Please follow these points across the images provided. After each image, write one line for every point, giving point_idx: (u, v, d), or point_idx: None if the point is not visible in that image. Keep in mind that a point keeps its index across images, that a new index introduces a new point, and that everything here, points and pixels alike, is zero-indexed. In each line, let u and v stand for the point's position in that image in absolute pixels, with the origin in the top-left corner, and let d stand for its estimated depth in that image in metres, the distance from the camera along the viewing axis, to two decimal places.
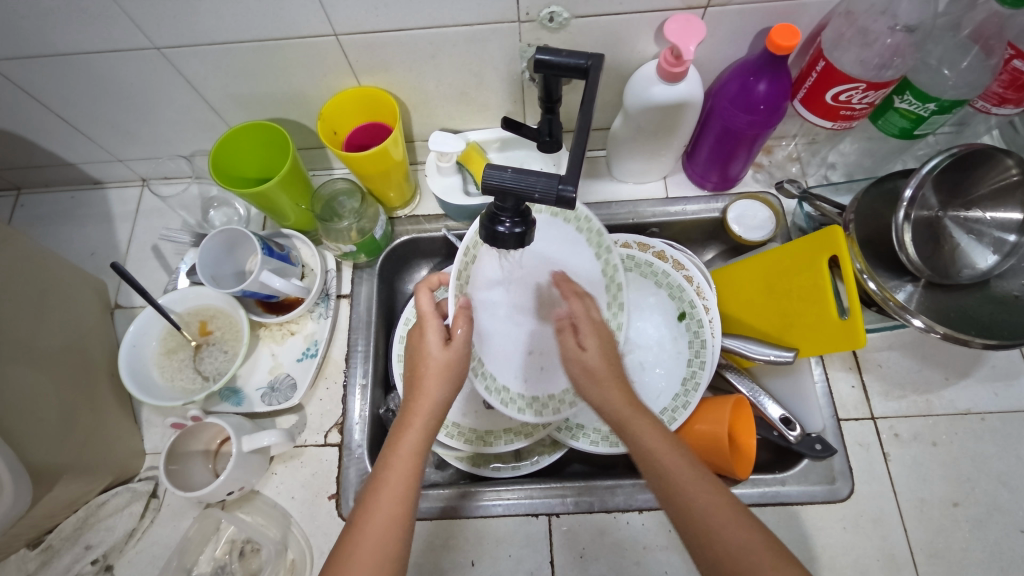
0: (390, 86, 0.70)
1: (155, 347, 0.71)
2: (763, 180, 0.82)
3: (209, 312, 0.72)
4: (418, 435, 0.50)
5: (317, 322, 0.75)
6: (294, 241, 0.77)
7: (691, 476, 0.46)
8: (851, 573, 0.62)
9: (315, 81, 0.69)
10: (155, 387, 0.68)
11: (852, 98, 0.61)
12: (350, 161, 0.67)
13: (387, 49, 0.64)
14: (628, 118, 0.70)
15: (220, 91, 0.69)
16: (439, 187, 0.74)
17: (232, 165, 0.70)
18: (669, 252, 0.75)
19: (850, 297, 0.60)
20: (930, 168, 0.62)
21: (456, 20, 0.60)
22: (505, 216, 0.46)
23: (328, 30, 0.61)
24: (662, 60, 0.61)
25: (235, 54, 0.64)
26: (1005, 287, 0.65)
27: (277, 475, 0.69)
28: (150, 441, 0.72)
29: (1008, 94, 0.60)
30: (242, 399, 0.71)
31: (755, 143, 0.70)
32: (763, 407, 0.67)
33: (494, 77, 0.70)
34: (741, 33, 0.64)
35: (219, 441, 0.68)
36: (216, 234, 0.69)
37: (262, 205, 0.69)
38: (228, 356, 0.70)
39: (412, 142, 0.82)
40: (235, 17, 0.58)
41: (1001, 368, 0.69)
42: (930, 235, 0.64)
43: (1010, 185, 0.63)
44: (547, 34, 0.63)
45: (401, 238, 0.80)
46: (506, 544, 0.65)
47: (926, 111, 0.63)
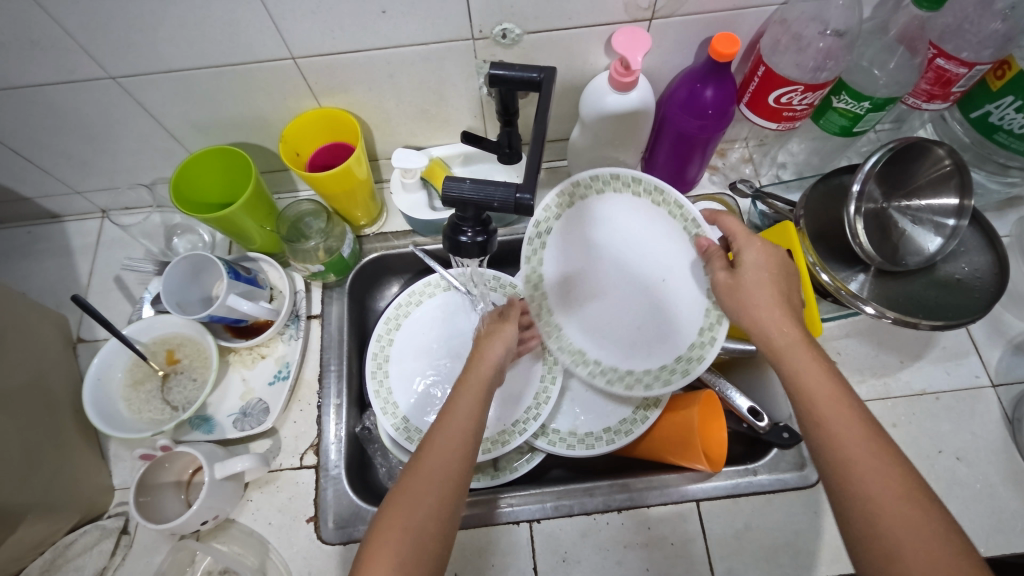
0: (351, 106, 0.71)
1: (121, 379, 0.69)
2: (719, 182, 0.85)
3: (175, 340, 0.71)
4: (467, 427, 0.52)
5: (288, 344, 0.75)
6: (261, 263, 0.77)
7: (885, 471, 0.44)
8: (825, 556, 0.64)
9: (276, 105, 0.69)
10: (121, 420, 0.67)
11: (793, 99, 0.65)
12: (314, 182, 0.68)
13: (345, 70, 0.65)
14: (585, 127, 0.72)
15: (179, 118, 0.69)
16: (405, 204, 0.76)
17: (193, 191, 0.69)
18: None
19: (806, 290, 0.63)
20: (873, 164, 0.65)
21: (412, 40, 0.62)
22: (466, 226, 0.48)
23: (285, 53, 0.62)
24: (612, 71, 0.63)
25: (193, 80, 0.64)
26: (948, 270, 0.68)
27: (253, 502, 0.68)
28: (118, 476, 0.70)
29: (935, 90, 0.66)
30: (214, 426, 0.70)
31: (708, 146, 0.73)
32: (731, 400, 0.68)
33: (453, 94, 0.71)
34: (685, 43, 0.67)
35: (191, 471, 0.67)
36: (181, 260, 0.68)
37: (228, 229, 0.69)
38: (198, 383, 0.70)
39: (376, 160, 0.83)
40: (191, 44, 0.59)
41: (950, 349, 0.73)
42: (879, 226, 0.68)
43: (945, 174, 0.67)
44: (501, 50, 0.65)
45: (370, 256, 0.81)
46: (489, 554, 0.65)
47: (861, 109, 0.66)
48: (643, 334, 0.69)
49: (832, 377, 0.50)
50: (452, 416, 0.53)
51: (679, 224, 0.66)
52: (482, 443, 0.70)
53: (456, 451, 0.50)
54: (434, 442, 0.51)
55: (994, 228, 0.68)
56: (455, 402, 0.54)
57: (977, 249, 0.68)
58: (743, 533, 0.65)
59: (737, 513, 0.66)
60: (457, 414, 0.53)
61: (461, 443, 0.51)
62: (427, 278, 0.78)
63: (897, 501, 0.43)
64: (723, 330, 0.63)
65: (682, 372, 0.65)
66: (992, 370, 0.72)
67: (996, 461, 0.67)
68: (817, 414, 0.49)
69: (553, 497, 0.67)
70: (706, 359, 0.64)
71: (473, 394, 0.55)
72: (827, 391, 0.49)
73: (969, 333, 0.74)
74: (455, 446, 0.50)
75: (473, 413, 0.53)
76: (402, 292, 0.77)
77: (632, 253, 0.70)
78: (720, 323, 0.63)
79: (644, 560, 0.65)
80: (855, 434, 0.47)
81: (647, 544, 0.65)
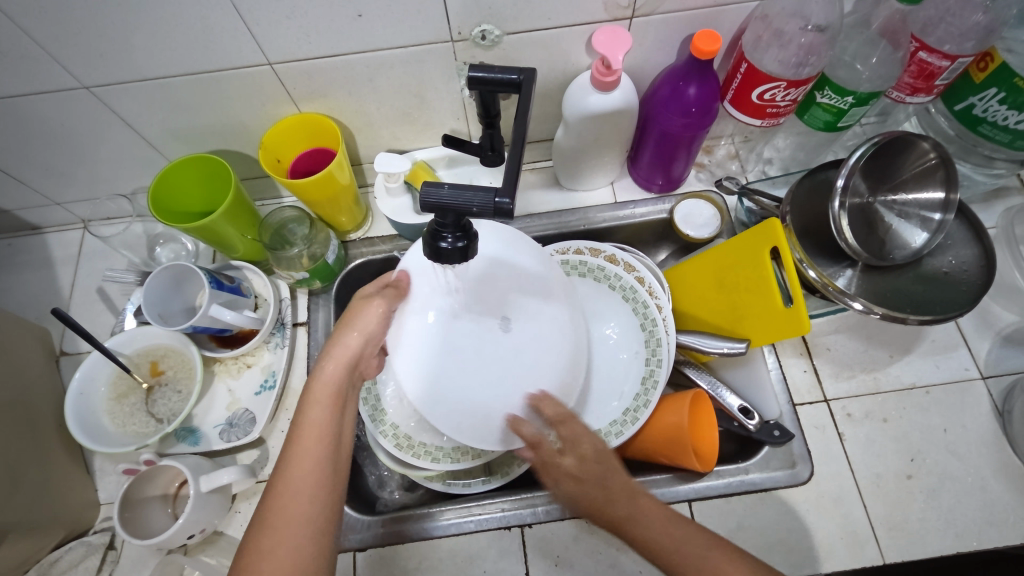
0: (331, 111, 0.70)
1: (104, 393, 0.68)
2: (705, 179, 0.84)
3: (159, 352, 0.70)
4: (317, 451, 0.50)
5: (274, 352, 0.74)
6: (245, 272, 0.76)
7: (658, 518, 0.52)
8: (817, 553, 0.64)
9: (255, 112, 0.68)
10: (105, 434, 0.66)
11: (776, 95, 0.64)
12: (295, 188, 0.67)
13: (324, 75, 0.64)
14: (569, 128, 0.71)
15: (157, 127, 0.68)
16: (389, 209, 0.75)
17: (174, 201, 0.68)
18: (620, 255, 0.76)
19: (793, 286, 0.62)
20: (858, 158, 0.65)
21: (390, 43, 0.61)
22: (447, 232, 0.48)
23: (261, 59, 0.61)
24: (594, 70, 0.63)
25: (169, 88, 0.63)
26: (935, 264, 0.68)
27: (241, 513, 0.67)
28: (104, 491, 0.70)
29: (919, 83, 0.65)
30: (200, 438, 0.69)
31: (693, 144, 0.73)
32: (722, 399, 0.69)
33: (434, 97, 0.70)
34: (667, 41, 0.66)
35: (178, 484, 0.66)
36: (162, 270, 0.67)
37: (209, 238, 0.68)
38: (183, 395, 0.69)
39: (359, 164, 0.82)
40: (165, 52, 0.58)
41: (940, 342, 0.73)
42: (864, 221, 0.67)
43: (930, 167, 0.66)
44: (481, 51, 0.64)
45: (356, 261, 0.80)
46: (481, 561, 0.65)
47: (845, 104, 0.66)
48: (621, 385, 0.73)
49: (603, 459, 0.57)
50: (302, 445, 0.50)
51: (618, 290, 0.76)
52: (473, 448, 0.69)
53: (310, 486, 0.48)
54: (297, 456, 0.49)
55: (980, 221, 0.68)
56: (299, 429, 0.51)
57: (963, 242, 0.68)
58: (736, 532, 0.65)
59: (730, 513, 0.66)
60: (308, 443, 0.50)
61: (315, 473, 0.49)
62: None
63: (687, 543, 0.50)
64: (666, 352, 0.71)
65: (649, 399, 0.70)
66: (981, 363, 0.72)
67: (985, 454, 0.67)
68: (593, 491, 0.54)
69: (544, 501, 0.67)
70: (659, 389, 0.69)
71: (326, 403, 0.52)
72: (589, 469, 0.56)
73: (958, 325, 0.74)
74: (310, 479, 0.48)
75: (322, 437, 0.50)
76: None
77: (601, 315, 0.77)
78: (659, 364, 0.71)
79: (637, 562, 0.64)
80: (643, 505, 0.53)
81: None
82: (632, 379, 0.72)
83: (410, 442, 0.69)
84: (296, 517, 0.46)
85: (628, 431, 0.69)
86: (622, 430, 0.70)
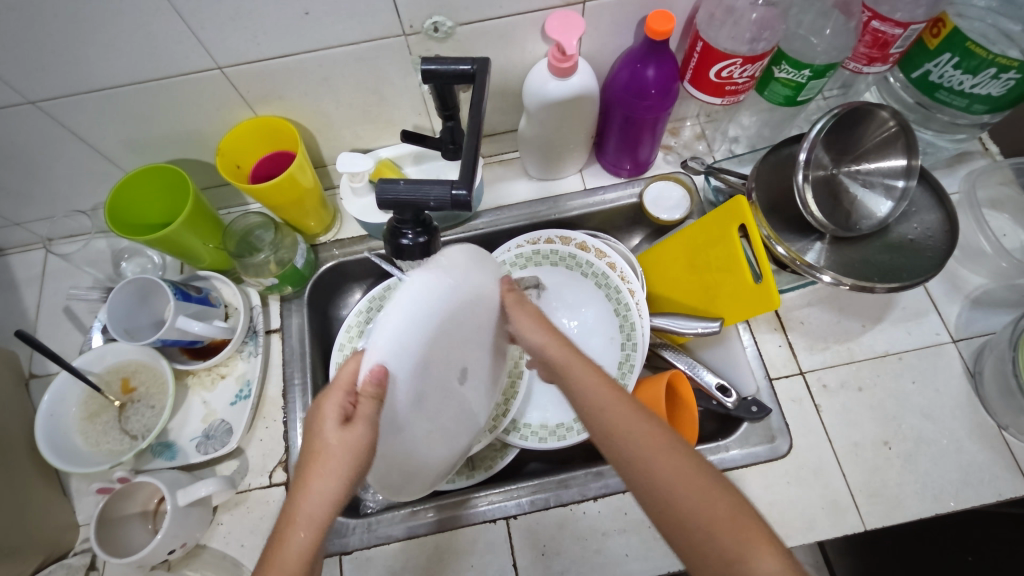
0: (288, 113, 0.69)
1: (75, 414, 0.67)
2: (674, 161, 0.84)
3: (130, 368, 0.69)
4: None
5: (248, 361, 0.73)
6: (213, 281, 0.75)
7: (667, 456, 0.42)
8: (800, 525, 0.64)
9: (211, 118, 0.67)
10: (78, 455, 0.65)
11: (733, 73, 0.64)
12: (256, 194, 0.66)
13: (277, 76, 0.63)
14: (531, 117, 0.71)
15: (111, 139, 0.67)
16: (356, 209, 0.74)
17: (134, 213, 0.67)
18: (590, 242, 0.76)
19: (760, 262, 0.63)
20: (818, 131, 0.66)
21: (340, 40, 0.60)
22: (406, 228, 0.47)
23: (210, 64, 0.60)
24: (550, 57, 0.63)
25: (118, 98, 0.62)
26: (901, 232, 0.69)
27: (224, 525, 0.66)
28: (83, 512, 0.68)
29: (874, 53, 0.65)
30: (177, 452, 0.68)
31: (656, 126, 0.72)
32: (701, 378, 0.70)
33: (393, 93, 0.70)
34: (622, 24, 0.66)
35: (157, 500, 0.65)
36: (125, 284, 0.66)
37: (172, 249, 0.67)
38: (156, 410, 0.68)
39: (324, 167, 0.81)
40: (109, 61, 0.57)
41: (910, 309, 0.74)
42: (829, 192, 0.68)
43: (891, 136, 0.67)
44: (436, 44, 0.64)
45: (327, 264, 0.79)
46: (468, 555, 0.65)
47: (803, 78, 0.66)
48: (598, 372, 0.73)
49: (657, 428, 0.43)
50: None
51: (591, 277, 0.76)
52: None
53: None
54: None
55: (942, 186, 0.69)
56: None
57: (928, 208, 0.69)
58: None
59: None
60: None
61: None
62: (387, 283, 0.77)
63: (694, 496, 0.40)
64: (641, 336, 0.71)
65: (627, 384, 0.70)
66: (952, 326, 0.73)
67: (960, 416, 0.68)
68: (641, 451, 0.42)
69: (529, 491, 0.67)
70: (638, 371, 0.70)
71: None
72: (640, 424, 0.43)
73: (927, 291, 0.74)
74: None
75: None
76: (362, 299, 0.76)
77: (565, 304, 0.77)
78: (635, 350, 0.71)
79: (623, 545, 0.64)
80: (690, 477, 0.41)
81: (625, 529, 0.65)
82: (609, 366, 0.72)
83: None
84: None
85: None
86: None
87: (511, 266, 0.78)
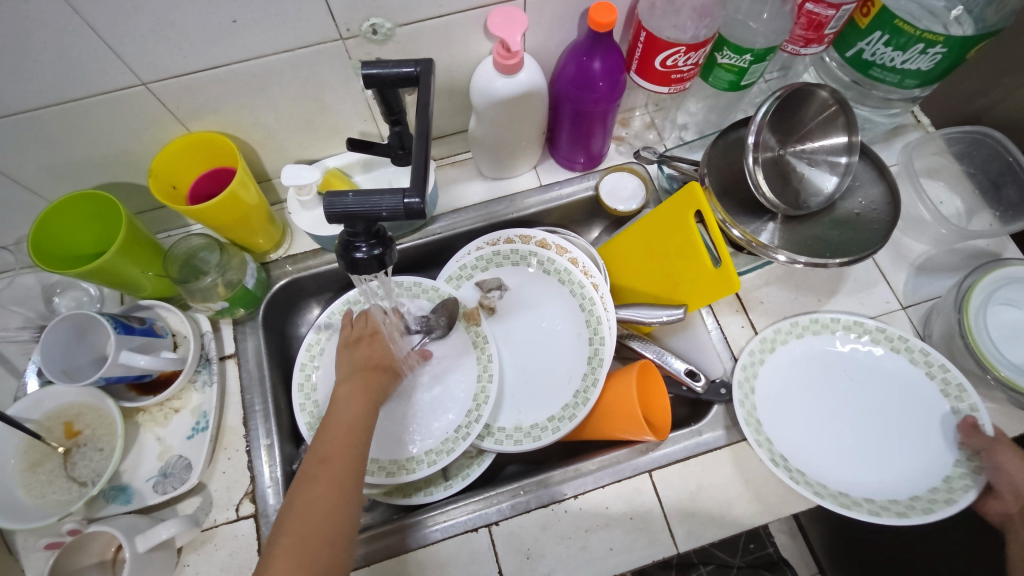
0: (226, 127, 0.66)
1: (14, 466, 0.62)
2: (626, 152, 0.85)
3: (72, 411, 0.65)
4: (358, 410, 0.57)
5: (202, 392, 0.69)
6: (158, 310, 0.70)
7: None
8: (776, 500, 0.65)
9: (139, 137, 0.63)
10: (20, 510, 0.60)
11: (678, 61, 0.64)
12: (198, 215, 0.62)
13: (208, 89, 0.60)
14: (481, 116, 0.69)
15: (28, 166, 0.62)
16: (306, 222, 0.71)
17: (61, 243, 0.62)
18: (550, 238, 0.75)
19: (719, 246, 0.64)
20: (764, 113, 0.67)
21: (274, 47, 0.57)
22: (360, 241, 0.46)
23: (134, 80, 0.56)
24: (495, 54, 0.61)
25: (33, 122, 0.57)
26: (847, 207, 0.71)
27: (191, 566, 0.63)
28: (33, 570, 0.63)
29: (810, 34, 0.67)
30: (133, 495, 0.64)
31: (607, 118, 0.72)
32: (669, 365, 0.70)
33: (336, 100, 0.67)
34: (565, 17, 0.65)
35: (115, 548, 0.61)
36: (58, 322, 0.62)
37: (109, 280, 0.62)
38: (106, 453, 0.63)
39: (269, 180, 0.77)
40: (18, 83, 0.52)
41: (861, 280, 0.76)
42: (778, 173, 0.69)
43: (831, 114, 0.69)
44: (376, 47, 0.61)
45: (280, 282, 0.76)
46: (451, 568, 0.63)
47: (745, 63, 0.67)
48: (569, 371, 0.72)
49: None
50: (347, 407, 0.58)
51: (554, 274, 0.75)
52: (428, 456, 0.67)
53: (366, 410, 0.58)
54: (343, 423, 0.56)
55: (882, 159, 0.71)
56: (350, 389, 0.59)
57: (870, 182, 0.71)
58: (696, 494, 0.66)
59: (689, 475, 0.67)
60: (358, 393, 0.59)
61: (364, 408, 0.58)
62: (345, 296, 0.74)
63: None
64: (608, 329, 0.70)
65: (597, 379, 0.69)
66: (900, 294, 0.76)
67: None
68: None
69: (508, 496, 0.66)
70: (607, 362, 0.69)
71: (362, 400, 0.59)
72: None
73: (876, 262, 0.77)
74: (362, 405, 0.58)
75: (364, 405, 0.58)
76: (321, 315, 0.73)
77: (530, 304, 0.76)
78: (603, 344, 0.70)
79: (606, 540, 0.64)
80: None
81: (606, 523, 0.65)
82: (579, 362, 0.72)
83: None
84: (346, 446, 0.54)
85: (579, 413, 0.68)
86: (576, 414, 0.68)
87: (473, 269, 0.77)
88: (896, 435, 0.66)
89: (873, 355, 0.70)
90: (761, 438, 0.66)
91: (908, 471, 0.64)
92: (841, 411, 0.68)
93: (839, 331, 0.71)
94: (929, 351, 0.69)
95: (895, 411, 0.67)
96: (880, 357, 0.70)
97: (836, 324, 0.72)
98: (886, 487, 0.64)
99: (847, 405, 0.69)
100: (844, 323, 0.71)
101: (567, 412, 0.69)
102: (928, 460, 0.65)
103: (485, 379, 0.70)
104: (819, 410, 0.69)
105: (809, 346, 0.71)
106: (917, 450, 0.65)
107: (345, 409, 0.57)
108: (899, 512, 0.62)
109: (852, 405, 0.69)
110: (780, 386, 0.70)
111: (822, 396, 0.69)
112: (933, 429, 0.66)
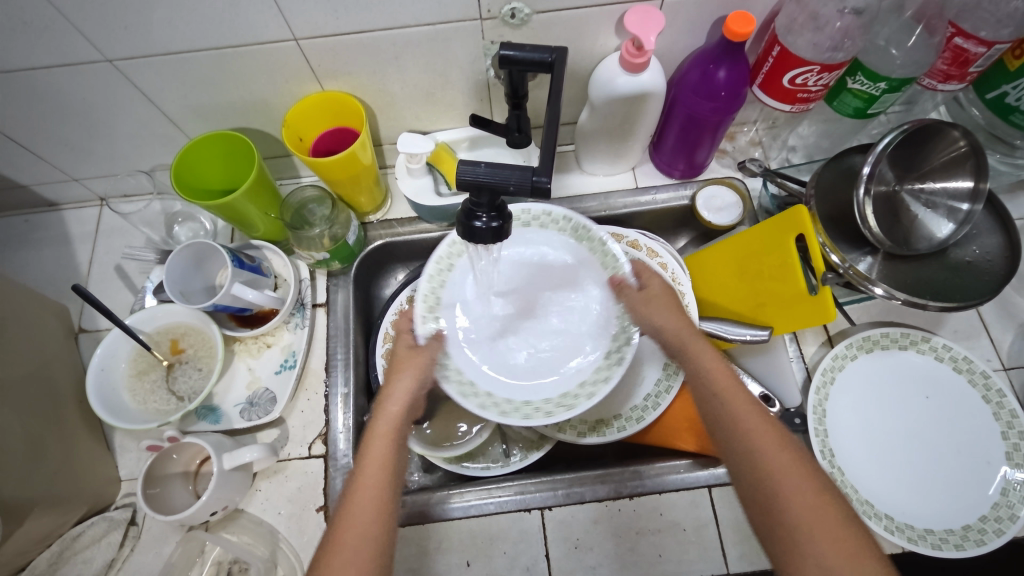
0: (355, 89, 0.69)
1: (125, 370, 0.68)
2: (728, 166, 0.84)
3: (179, 330, 0.70)
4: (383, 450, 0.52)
5: (294, 333, 0.73)
6: (265, 251, 0.76)
7: (777, 451, 0.49)
8: None
9: (277, 88, 0.67)
10: (127, 411, 0.66)
11: (808, 81, 0.63)
12: (317, 167, 0.66)
13: (349, 52, 0.63)
14: (595, 110, 0.70)
15: (179, 102, 0.68)
16: (411, 189, 0.74)
17: (195, 177, 0.67)
18: (643, 240, 0.76)
19: (816, 259, 0.62)
20: (886, 145, 0.65)
21: (418, 20, 0.60)
22: (481, 211, 0.47)
23: (288, 35, 0.60)
24: (624, 51, 0.62)
25: (192, 63, 0.62)
26: (960, 254, 0.68)
27: (262, 492, 0.67)
28: (125, 467, 0.70)
29: (952, 70, 0.64)
30: (221, 417, 0.69)
31: (719, 129, 0.72)
32: (741, 385, 0.69)
33: (459, 76, 0.70)
34: (697, 22, 0.65)
35: (199, 461, 0.66)
36: (183, 248, 0.67)
37: (230, 217, 0.67)
38: (203, 373, 0.69)
39: (380, 145, 0.81)
40: (190, 25, 0.57)
41: (962, 332, 0.73)
42: (888, 209, 0.67)
43: (960, 156, 0.65)
44: (509, 31, 0.63)
45: (375, 243, 0.80)
46: (500, 543, 0.65)
47: (877, 90, 0.65)
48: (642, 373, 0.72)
49: (667, 304, 0.60)
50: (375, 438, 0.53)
51: None
52: (584, 388, 0.58)
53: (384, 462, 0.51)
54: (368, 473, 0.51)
55: (1008, 209, 0.67)
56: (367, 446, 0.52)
57: (988, 231, 0.68)
58: None
59: None
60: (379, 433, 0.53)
61: (390, 456, 0.52)
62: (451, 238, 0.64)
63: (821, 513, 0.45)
64: None
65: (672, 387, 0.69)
66: (1003, 354, 0.72)
67: None
68: (745, 425, 0.51)
69: (565, 484, 0.67)
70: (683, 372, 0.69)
71: (388, 435, 0.53)
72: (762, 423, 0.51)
73: (980, 315, 0.74)
74: (381, 462, 0.51)
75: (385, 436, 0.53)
76: (440, 245, 0.64)
77: None
78: None
79: (657, 546, 0.64)
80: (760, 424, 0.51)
81: (660, 529, 0.65)
82: (652, 369, 0.71)
83: (513, 407, 0.58)
84: (372, 492, 0.49)
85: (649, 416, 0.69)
86: (644, 417, 0.69)
87: None
88: (961, 470, 0.65)
89: (961, 392, 0.68)
90: (826, 450, 0.66)
91: (951, 505, 0.63)
92: (912, 439, 0.67)
93: (942, 360, 0.69)
94: (1018, 415, 0.65)
95: (966, 451, 0.66)
96: (973, 403, 0.67)
97: (944, 352, 0.69)
98: (908, 511, 0.64)
99: (917, 433, 0.67)
100: (952, 354, 0.69)
101: (635, 413, 0.70)
102: (964, 506, 0.63)
103: (620, 340, 0.60)
104: (892, 420, 0.68)
105: (908, 361, 0.70)
106: (957, 489, 0.64)
107: (369, 469, 0.50)
108: (909, 537, 0.62)
109: (924, 434, 0.67)
110: (853, 403, 0.69)
111: (903, 409, 0.68)
112: (993, 475, 0.64)
